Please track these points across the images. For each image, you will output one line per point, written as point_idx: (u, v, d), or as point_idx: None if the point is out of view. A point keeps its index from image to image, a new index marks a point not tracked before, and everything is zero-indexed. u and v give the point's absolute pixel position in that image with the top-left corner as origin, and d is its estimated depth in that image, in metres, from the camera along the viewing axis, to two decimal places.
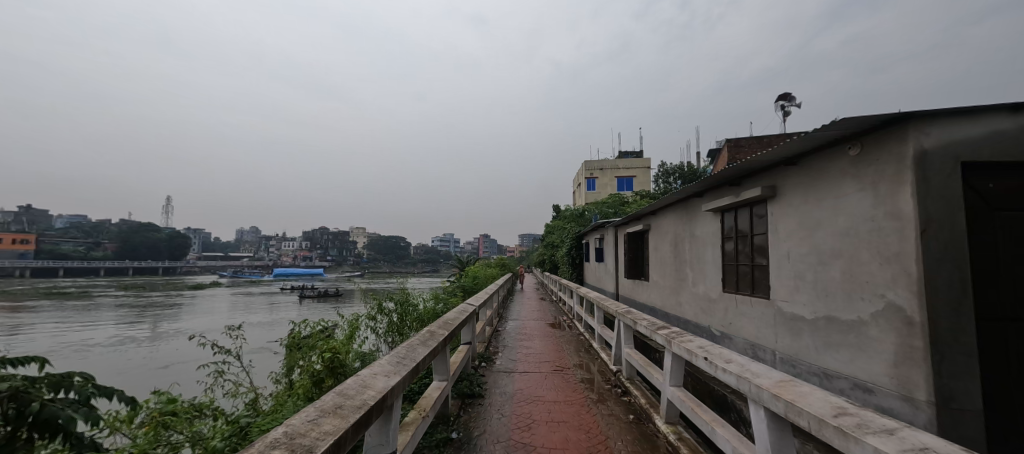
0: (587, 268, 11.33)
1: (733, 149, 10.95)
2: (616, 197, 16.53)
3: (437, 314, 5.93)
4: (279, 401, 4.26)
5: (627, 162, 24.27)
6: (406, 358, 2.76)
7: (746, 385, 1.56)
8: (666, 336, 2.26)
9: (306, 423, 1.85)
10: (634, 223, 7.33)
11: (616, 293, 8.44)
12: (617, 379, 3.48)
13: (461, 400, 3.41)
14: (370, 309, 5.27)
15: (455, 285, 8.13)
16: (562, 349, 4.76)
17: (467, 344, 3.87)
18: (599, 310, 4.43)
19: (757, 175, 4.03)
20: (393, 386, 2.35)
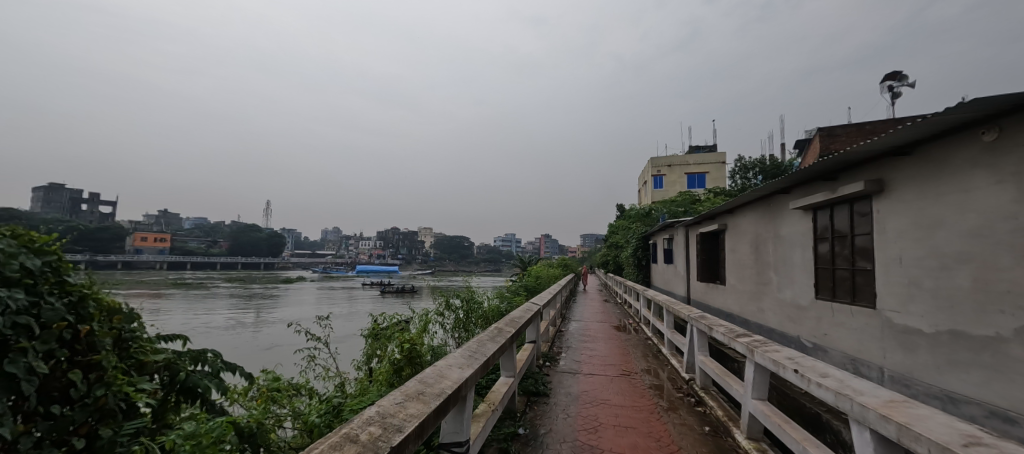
0: (655, 269, 10.92)
1: (828, 139, 10.06)
2: (688, 195, 15.83)
3: (501, 314, 5.96)
4: (360, 387, 4.49)
5: (699, 157, 23.17)
6: (477, 352, 2.79)
7: (846, 403, 1.38)
8: (747, 345, 2.08)
9: (394, 405, 1.94)
10: (708, 223, 6.94)
11: (687, 297, 8.04)
12: (689, 388, 3.29)
13: (526, 397, 3.38)
14: (438, 306, 5.38)
15: (519, 284, 8.14)
16: (628, 352, 4.60)
17: (531, 343, 3.83)
18: (670, 314, 4.23)
19: (859, 169, 3.64)
20: (467, 378, 2.39)
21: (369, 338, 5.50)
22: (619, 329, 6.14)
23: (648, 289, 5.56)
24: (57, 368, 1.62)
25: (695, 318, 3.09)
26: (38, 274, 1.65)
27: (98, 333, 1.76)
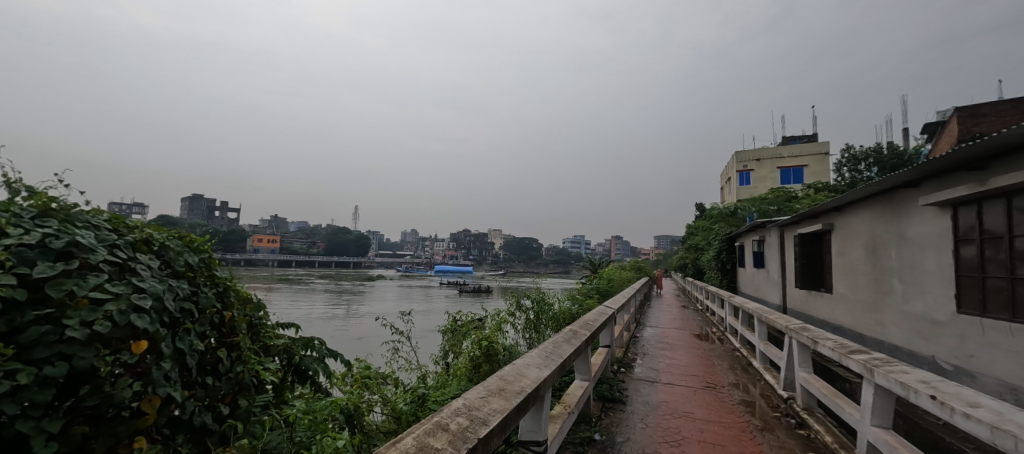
0: (742, 274, 10.22)
1: (971, 120, 8.84)
2: (782, 192, 14.65)
3: (572, 317, 5.84)
4: (439, 381, 4.62)
5: (793, 149, 21.40)
6: (554, 353, 2.74)
7: (1005, 440, 1.13)
8: (864, 364, 1.83)
9: (478, 398, 1.95)
10: (809, 223, 6.34)
11: (783, 306, 7.39)
12: (789, 409, 2.96)
13: (600, 402, 3.25)
14: (509, 306, 5.36)
15: (590, 286, 7.95)
16: (712, 363, 4.29)
17: (605, 347, 3.68)
18: (762, 323, 3.87)
19: (1019, 157, 3.10)
20: (545, 377, 2.37)
21: (445, 334, 5.67)
22: (699, 337, 5.78)
23: (733, 295, 5.16)
24: (210, 347, 1.83)
25: (794, 330, 2.79)
26: (196, 271, 1.88)
27: (239, 320, 2.05)
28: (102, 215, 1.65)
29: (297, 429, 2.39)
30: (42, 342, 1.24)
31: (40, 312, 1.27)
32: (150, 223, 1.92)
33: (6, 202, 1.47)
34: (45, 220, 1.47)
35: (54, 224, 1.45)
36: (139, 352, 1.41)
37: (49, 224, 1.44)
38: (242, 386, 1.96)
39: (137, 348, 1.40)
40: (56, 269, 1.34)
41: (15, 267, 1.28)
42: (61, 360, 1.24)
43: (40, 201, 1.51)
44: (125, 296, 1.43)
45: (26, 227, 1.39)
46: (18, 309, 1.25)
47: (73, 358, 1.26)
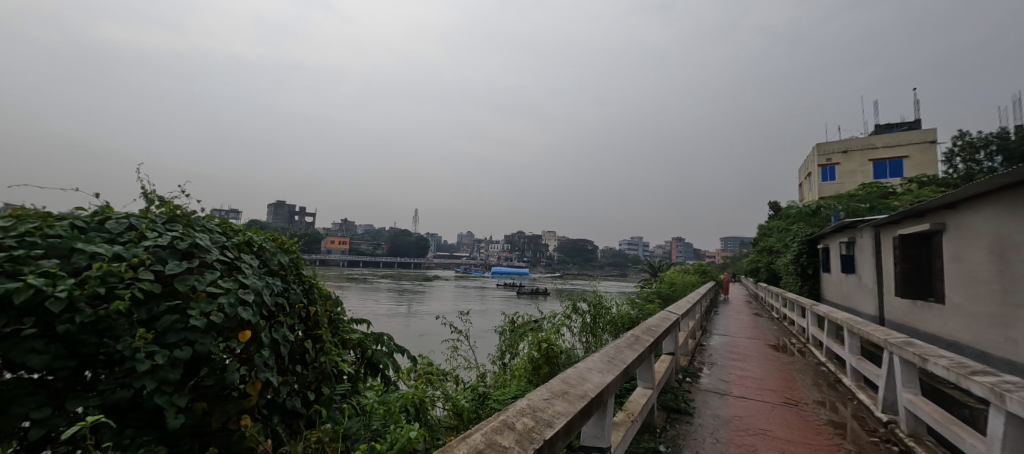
0: (828, 279, 9.42)
1: None
2: (873, 188, 13.34)
3: (632, 321, 5.59)
4: (495, 381, 4.60)
5: (886, 139, 19.46)
6: (616, 358, 2.67)
7: None
8: (996, 390, 1.59)
9: (542, 401, 1.99)
10: (914, 223, 5.73)
11: (881, 317, 6.69)
12: (890, 434, 2.65)
13: (665, 412, 3.07)
14: (566, 308, 5.21)
15: (651, 291, 7.62)
16: (793, 378, 3.96)
17: (669, 355, 3.47)
18: (855, 336, 3.52)
19: None
20: (608, 383, 2.35)
21: (502, 334, 5.66)
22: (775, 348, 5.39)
23: (817, 304, 4.73)
24: (300, 339, 2.41)
25: (897, 344, 2.51)
26: (285, 268, 2.45)
27: (319, 314, 2.63)
28: (214, 220, 2.18)
29: (373, 416, 2.64)
30: (172, 329, 1.64)
31: (169, 304, 1.70)
32: (251, 227, 2.50)
33: (146, 209, 2.00)
34: (173, 224, 1.98)
35: (179, 230, 1.94)
36: (243, 342, 1.83)
37: (175, 228, 1.94)
38: (324, 375, 2.50)
39: (241, 337, 1.82)
40: (180, 267, 1.76)
41: (155, 265, 1.73)
42: (185, 345, 1.65)
43: (169, 208, 2.04)
44: (232, 292, 1.84)
45: (163, 233, 1.86)
46: (156, 301, 1.69)
47: (194, 345, 1.66)
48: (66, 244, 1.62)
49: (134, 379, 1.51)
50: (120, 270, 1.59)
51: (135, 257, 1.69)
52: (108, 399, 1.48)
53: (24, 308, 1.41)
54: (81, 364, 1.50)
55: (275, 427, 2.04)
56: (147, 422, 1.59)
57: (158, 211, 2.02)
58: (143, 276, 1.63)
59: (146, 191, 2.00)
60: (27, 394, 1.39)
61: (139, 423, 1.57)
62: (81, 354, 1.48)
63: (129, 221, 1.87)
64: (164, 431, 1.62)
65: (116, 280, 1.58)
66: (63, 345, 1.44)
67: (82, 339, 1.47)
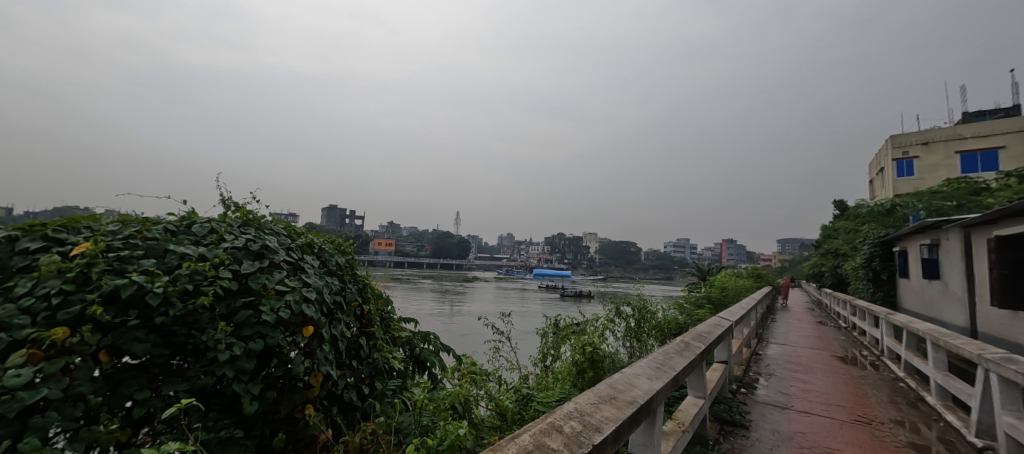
0: (907, 285, 8.71)
1: None
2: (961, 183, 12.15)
3: (679, 326, 5.34)
4: (538, 382, 4.57)
5: (974, 130, 17.63)
6: (665, 365, 2.59)
7: None
8: None
9: (589, 405, 2.00)
10: (1012, 224, 5.20)
11: (973, 330, 6.10)
12: None
13: (718, 424, 2.89)
14: (608, 312, 5.06)
15: (701, 296, 7.32)
16: (866, 394, 3.66)
17: (721, 363, 3.28)
18: (941, 350, 3.22)
19: None
20: (657, 389, 2.33)
21: (545, 337, 5.59)
22: (843, 360, 5.03)
23: (892, 313, 4.40)
24: (354, 336, 2.68)
25: (994, 361, 2.27)
26: (340, 269, 2.77)
27: (371, 313, 2.93)
28: (279, 224, 2.51)
29: (423, 412, 2.84)
30: (247, 323, 1.91)
31: (245, 300, 1.96)
32: (308, 229, 2.82)
33: (223, 214, 2.33)
34: (245, 229, 2.30)
35: (251, 233, 2.24)
36: (306, 337, 2.04)
37: (248, 232, 2.24)
38: (376, 371, 2.79)
39: (305, 332, 2.04)
40: (253, 268, 2.04)
41: (233, 265, 2.03)
42: (258, 338, 1.90)
43: (243, 212, 2.36)
44: (297, 290, 2.09)
45: (239, 236, 2.16)
46: (234, 297, 1.96)
47: (265, 338, 1.91)
48: (161, 246, 1.93)
49: (216, 367, 1.78)
50: (205, 270, 1.88)
51: (217, 257, 1.98)
52: (195, 385, 1.75)
53: (130, 301, 1.71)
54: (175, 352, 1.80)
55: (335, 417, 2.28)
56: (226, 407, 1.85)
57: (234, 215, 2.35)
58: (223, 275, 1.89)
59: (224, 198, 2.31)
60: (131, 377, 1.66)
61: (220, 408, 1.83)
62: (173, 343, 1.77)
63: (209, 225, 2.19)
64: (240, 416, 1.87)
65: (202, 278, 1.87)
66: (160, 335, 1.74)
67: (174, 330, 1.77)
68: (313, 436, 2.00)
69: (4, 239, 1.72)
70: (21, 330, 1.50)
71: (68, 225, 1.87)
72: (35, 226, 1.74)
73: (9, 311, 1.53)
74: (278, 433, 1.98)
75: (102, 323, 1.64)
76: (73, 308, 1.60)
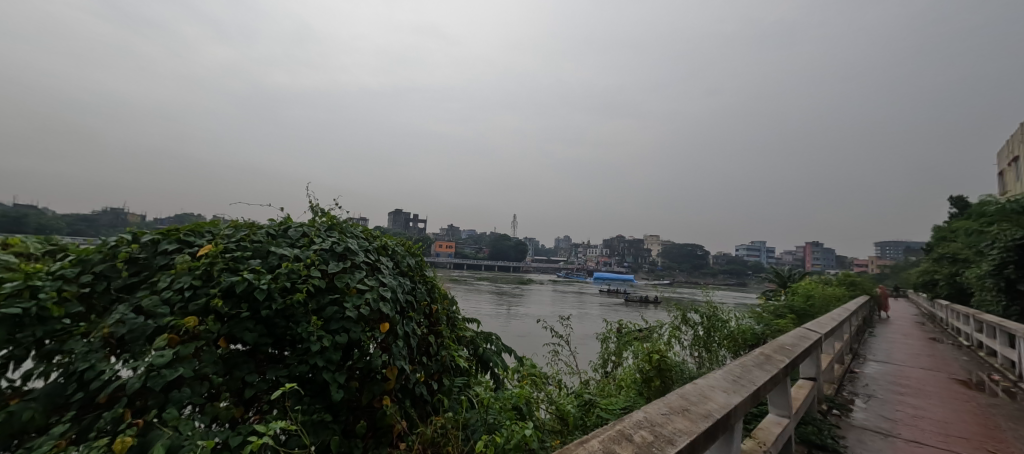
0: None
1: None
2: None
3: (755, 336, 4.87)
4: (599, 389, 4.40)
5: None
6: (743, 378, 2.42)
7: None
8: None
9: (660, 416, 1.90)
10: None
11: None
12: None
13: (806, 447, 2.60)
14: (674, 318, 4.79)
15: (781, 305, 6.73)
16: (997, 426, 3.15)
17: (808, 379, 2.97)
18: None
19: None
20: (735, 404, 2.19)
21: (605, 342, 5.39)
22: (967, 385, 4.38)
23: None
24: (424, 334, 2.88)
25: None
26: (411, 269, 3.00)
27: (439, 312, 3.12)
28: (357, 229, 2.80)
29: (491, 410, 2.92)
30: (335, 318, 2.13)
31: (331, 297, 2.20)
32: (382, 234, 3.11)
33: (312, 220, 2.64)
34: (331, 233, 2.59)
35: (335, 237, 2.51)
36: (383, 332, 2.23)
37: (333, 236, 2.52)
38: (445, 367, 2.95)
39: (381, 329, 2.21)
40: (338, 268, 2.28)
41: (321, 265, 2.28)
42: (343, 331, 2.10)
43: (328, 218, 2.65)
44: (375, 289, 2.29)
45: (325, 240, 2.45)
46: (323, 294, 2.21)
47: (348, 332, 2.11)
48: (263, 248, 2.25)
49: (309, 357, 2.03)
50: (299, 269, 2.15)
51: (308, 258, 2.25)
52: (292, 371, 2.01)
53: (241, 295, 2.02)
54: (276, 342, 2.09)
55: (408, 409, 2.46)
56: (317, 392, 2.12)
57: (321, 220, 2.70)
58: (314, 274, 2.14)
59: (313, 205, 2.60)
60: (243, 361, 1.97)
61: (312, 393, 2.10)
62: (275, 332, 2.05)
63: (301, 230, 2.49)
64: (328, 402, 2.13)
65: (297, 276, 2.13)
66: (264, 327, 2.03)
67: (276, 322, 2.05)
68: (390, 425, 2.26)
69: (149, 242, 2.05)
70: (163, 317, 1.81)
71: (195, 230, 2.21)
72: (172, 230, 2.08)
73: (154, 300, 1.84)
74: (360, 419, 2.23)
75: (222, 314, 1.94)
76: (199, 300, 1.90)
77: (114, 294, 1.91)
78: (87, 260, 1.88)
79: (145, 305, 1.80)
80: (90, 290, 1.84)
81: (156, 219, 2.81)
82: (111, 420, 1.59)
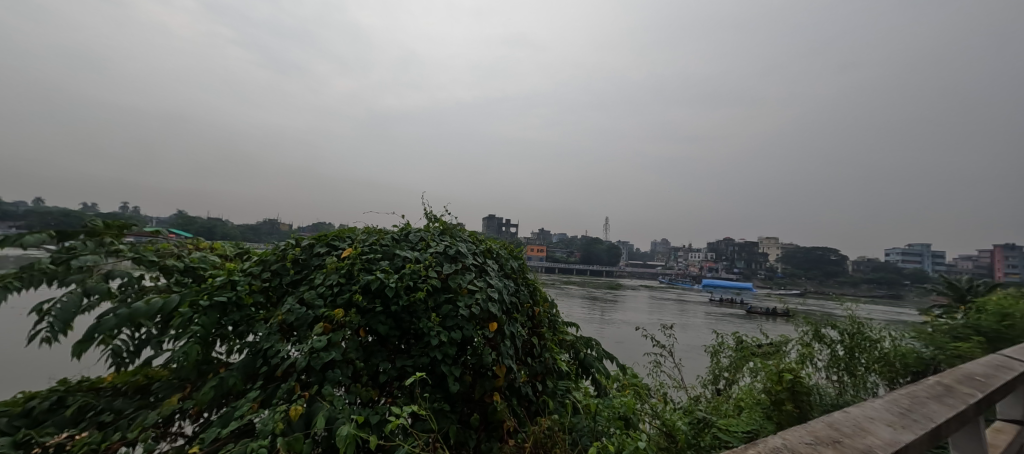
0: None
1: None
2: None
3: (921, 361, 4.04)
4: (712, 408, 3.97)
5: None
6: (913, 412, 1.98)
7: None
8: None
9: (804, 445, 1.59)
10: None
11: None
12: None
13: None
14: (804, 334, 4.20)
15: (962, 326, 5.49)
16: None
17: (1008, 423, 2.36)
18: None
19: None
20: (907, 441, 1.77)
21: (717, 356, 4.89)
22: None
23: None
24: (527, 336, 2.87)
25: None
26: (516, 271, 3.01)
27: (542, 314, 3.04)
28: (466, 232, 2.99)
29: (599, 417, 2.81)
30: (450, 315, 2.40)
31: (446, 295, 2.48)
32: (491, 238, 3.21)
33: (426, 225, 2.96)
34: (443, 236, 2.87)
35: (447, 240, 2.80)
36: (491, 331, 2.44)
37: (444, 239, 2.81)
38: (548, 369, 2.89)
39: (489, 327, 2.45)
40: (451, 269, 2.55)
41: (437, 266, 2.57)
42: (457, 328, 2.37)
43: (441, 224, 2.93)
44: (482, 290, 2.51)
45: (439, 243, 2.73)
46: (439, 293, 2.49)
47: (461, 329, 2.37)
48: (390, 252, 2.63)
49: (430, 350, 2.34)
50: (420, 270, 2.47)
51: (427, 260, 2.56)
52: (416, 362, 2.33)
53: (376, 292, 2.42)
54: (402, 336, 2.46)
55: (515, 408, 2.55)
56: (437, 383, 2.42)
57: (435, 226, 2.91)
58: (431, 274, 2.45)
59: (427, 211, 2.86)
60: (377, 349, 2.36)
61: (433, 384, 2.40)
62: (402, 326, 2.42)
63: (420, 235, 2.83)
64: (446, 392, 2.42)
65: (417, 276, 2.46)
66: (394, 320, 2.41)
67: (403, 317, 2.41)
68: (500, 421, 2.44)
69: (307, 246, 2.67)
70: (319, 308, 2.29)
71: (339, 236, 2.76)
72: (321, 237, 2.66)
73: (312, 293, 2.35)
74: (474, 412, 2.48)
75: (362, 308, 2.36)
76: (345, 295, 2.34)
77: (285, 287, 2.54)
78: (267, 260, 2.58)
79: (306, 298, 2.31)
80: (269, 285, 2.51)
81: (302, 228, 3.43)
82: (287, 391, 2.07)
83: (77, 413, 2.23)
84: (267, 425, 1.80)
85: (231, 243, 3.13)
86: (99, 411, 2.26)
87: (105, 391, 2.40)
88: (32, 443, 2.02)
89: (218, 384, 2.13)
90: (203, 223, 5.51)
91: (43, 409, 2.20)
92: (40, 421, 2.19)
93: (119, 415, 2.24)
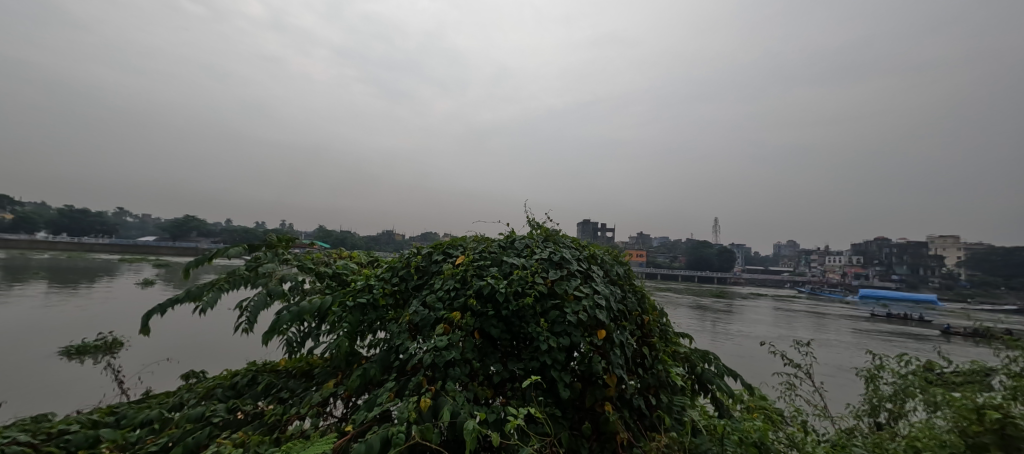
0: None
1: None
2: None
3: None
4: (872, 445, 3.22)
5: None
6: None
7: None
8: None
9: None
10: None
11: None
12: None
13: None
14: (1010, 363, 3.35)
15: None
16: None
17: None
18: None
19: None
20: None
21: (874, 383, 4.03)
22: None
23: None
24: (636, 345, 2.54)
25: None
26: (623, 278, 2.71)
27: (653, 323, 2.67)
28: (569, 238, 2.76)
29: (726, 441, 2.36)
30: (558, 321, 2.18)
31: (553, 301, 2.27)
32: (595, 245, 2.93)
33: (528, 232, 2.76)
34: (546, 242, 2.67)
35: (549, 246, 2.59)
36: (600, 339, 2.18)
37: (546, 246, 2.60)
38: (663, 382, 2.49)
39: (597, 335, 2.19)
40: (558, 275, 2.33)
41: (543, 272, 2.37)
42: (566, 334, 2.15)
43: (544, 230, 2.72)
44: (589, 297, 2.25)
45: (544, 249, 2.54)
46: (545, 299, 2.27)
47: (570, 335, 2.15)
48: (496, 258, 2.49)
49: (539, 354, 2.13)
50: (527, 276, 2.29)
51: (534, 265, 2.38)
52: (529, 365, 2.15)
53: (488, 297, 2.29)
54: (513, 340, 2.29)
55: (627, 420, 2.24)
56: (549, 388, 2.19)
57: (538, 232, 2.72)
58: (538, 280, 2.26)
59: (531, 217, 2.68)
60: (490, 351, 2.22)
61: (545, 389, 2.19)
62: (512, 330, 2.26)
63: (525, 241, 2.64)
64: (557, 398, 2.19)
65: (525, 282, 2.28)
66: (505, 324, 2.25)
67: (513, 321, 2.24)
68: (614, 433, 2.14)
69: (426, 254, 2.65)
70: (439, 311, 2.22)
71: (452, 244, 2.68)
72: (436, 245, 2.61)
73: (434, 296, 2.29)
74: (585, 421, 2.21)
75: (476, 311, 2.23)
76: (460, 299, 2.25)
77: (411, 290, 2.52)
78: (394, 267, 2.61)
79: (428, 300, 2.26)
80: (397, 288, 2.50)
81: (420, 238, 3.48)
82: (414, 385, 2.01)
83: (264, 389, 2.42)
84: (403, 413, 1.76)
85: (366, 253, 3.24)
86: (279, 389, 2.43)
87: (282, 373, 2.60)
88: (237, 408, 2.21)
89: (363, 373, 2.14)
90: (341, 236, 6.04)
91: (243, 384, 2.44)
92: (242, 393, 2.43)
93: (293, 393, 2.38)
